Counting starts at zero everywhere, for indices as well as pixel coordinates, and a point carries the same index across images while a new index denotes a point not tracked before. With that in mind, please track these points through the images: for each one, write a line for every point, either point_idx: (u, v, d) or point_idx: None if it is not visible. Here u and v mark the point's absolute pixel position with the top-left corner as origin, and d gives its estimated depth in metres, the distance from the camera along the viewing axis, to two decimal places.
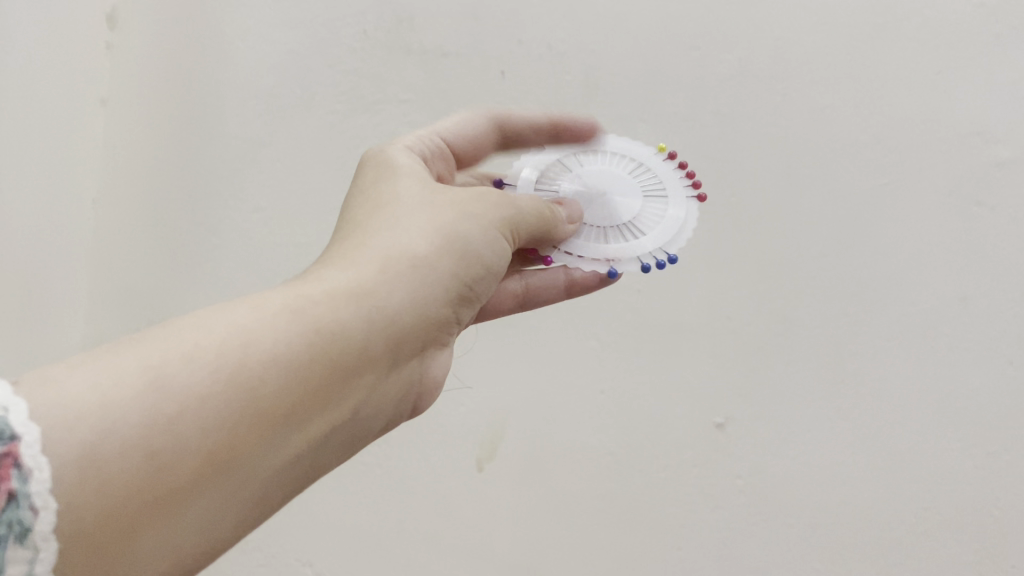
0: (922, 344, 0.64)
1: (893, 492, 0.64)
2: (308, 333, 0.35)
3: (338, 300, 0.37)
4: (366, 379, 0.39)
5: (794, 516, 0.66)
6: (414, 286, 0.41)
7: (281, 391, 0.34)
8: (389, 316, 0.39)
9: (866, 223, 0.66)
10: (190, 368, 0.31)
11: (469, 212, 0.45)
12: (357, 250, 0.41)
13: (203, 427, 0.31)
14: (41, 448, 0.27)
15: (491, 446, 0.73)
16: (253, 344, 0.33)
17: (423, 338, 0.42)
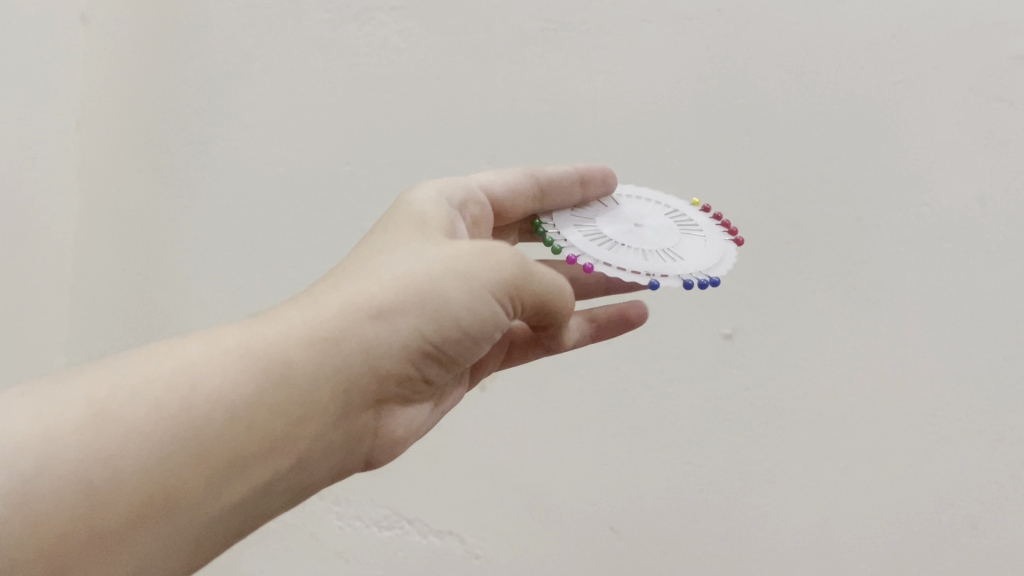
0: (927, 257, 0.61)
1: (879, 406, 0.64)
2: (252, 381, 0.36)
3: (296, 345, 0.37)
4: (314, 422, 0.38)
5: (791, 432, 0.66)
6: (380, 334, 0.38)
7: (213, 433, 0.35)
8: (343, 368, 0.38)
9: (875, 124, 0.62)
10: (134, 407, 0.34)
11: (462, 255, 0.41)
12: (335, 287, 0.40)
13: (133, 462, 0.33)
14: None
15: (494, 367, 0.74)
16: (195, 385, 0.35)
17: (389, 385, 0.41)
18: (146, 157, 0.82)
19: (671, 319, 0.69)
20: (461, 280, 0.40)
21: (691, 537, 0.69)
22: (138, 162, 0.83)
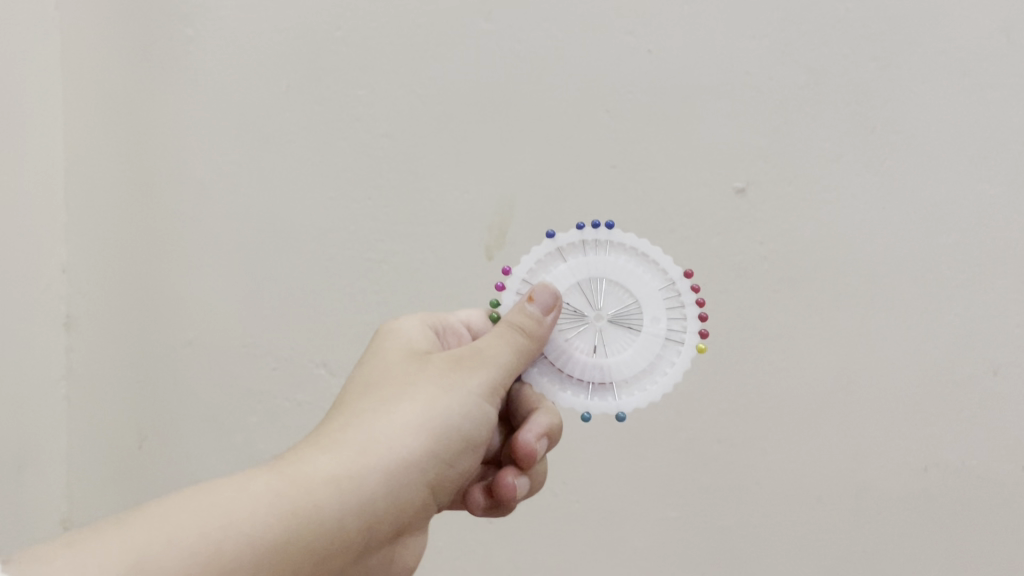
0: (944, 94, 0.60)
1: (904, 251, 0.62)
2: (284, 527, 0.37)
3: (321, 488, 0.39)
4: (327, 558, 0.39)
5: (807, 281, 0.64)
6: (391, 468, 0.41)
7: (244, 575, 0.35)
8: (356, 511, 0.40)
9: None
10: (171, 560, 0.34)
11: (455, 383, 0.45)
12: (346, 429, 0.42)
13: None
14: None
15: (500, 231, 0.69)
16: (229, 530, 0.35)
17: (395, 520, 0.43)
18: (132, 36, 0.73)
19: (681, 176, 0.65)
20: (452, 420, 0.44)
21: (715, 396, 0.66)
22: (120, 42, 0.73)
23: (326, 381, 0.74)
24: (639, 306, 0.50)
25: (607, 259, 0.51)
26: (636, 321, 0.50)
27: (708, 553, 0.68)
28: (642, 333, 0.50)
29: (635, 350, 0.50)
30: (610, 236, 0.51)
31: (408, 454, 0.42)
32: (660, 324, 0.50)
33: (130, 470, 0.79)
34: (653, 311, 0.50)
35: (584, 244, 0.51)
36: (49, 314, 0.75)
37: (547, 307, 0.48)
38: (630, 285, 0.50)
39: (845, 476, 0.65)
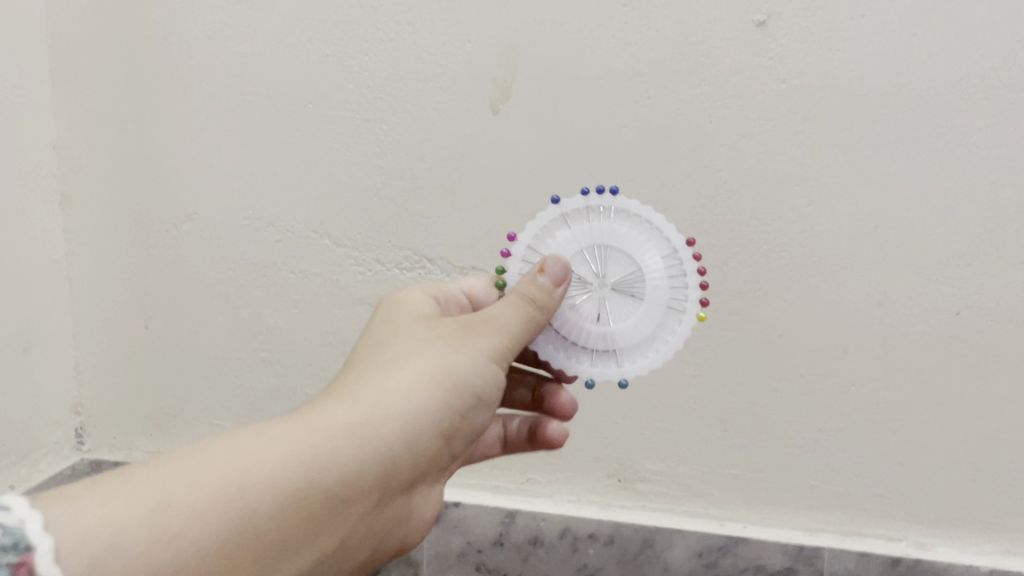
0: None
1: (946, 75, 0.57)
2: (309, 473, 0.34)
3: (339, 436, 0.36)
4: (343, 509, 0.36)
5: (837, 118, 0.59)
6: (408, 421, 0.39)
7: (270, 519, 0.33)
8: (375, 458, 0.37)
9: None
10: (195, 499, 0.31)
11: (468, 343, 0.41)
12: (361, 381, 0.39)
13: (202, 546, 0.31)
14: (54, 556, 0.28)
15: (504, 82, 0.64)
16: (253, 469, 0.33)
17: (412, 473, 0.40)
18: None
19: (701, 8, 0.60)
20: (469, 370, 0.41)
21: (736, 248, 0.63)
22: None
23: (331, 251, 0.70)
24: (642, 272, 0.49)
25: (612, 226, 0.50)
26: (640, 290, 0.49)
27: (728, 409, 0.66)
28: (645, 301, 0.49)
29: (637, 320, 0.49)
30: (614, 202, 0.51)
31: (426, 402, 0.39)
32: (663, 292, 0.49)
33: (139, 350, 0.78)
34: (656, 276, 0.49)
35: (589, 209, 0.50)
36: (42, 191, 0.73)
37: (558, 280, 0.44)
38: (635, 252, 0.50)
39: (871, 322, 0.62)
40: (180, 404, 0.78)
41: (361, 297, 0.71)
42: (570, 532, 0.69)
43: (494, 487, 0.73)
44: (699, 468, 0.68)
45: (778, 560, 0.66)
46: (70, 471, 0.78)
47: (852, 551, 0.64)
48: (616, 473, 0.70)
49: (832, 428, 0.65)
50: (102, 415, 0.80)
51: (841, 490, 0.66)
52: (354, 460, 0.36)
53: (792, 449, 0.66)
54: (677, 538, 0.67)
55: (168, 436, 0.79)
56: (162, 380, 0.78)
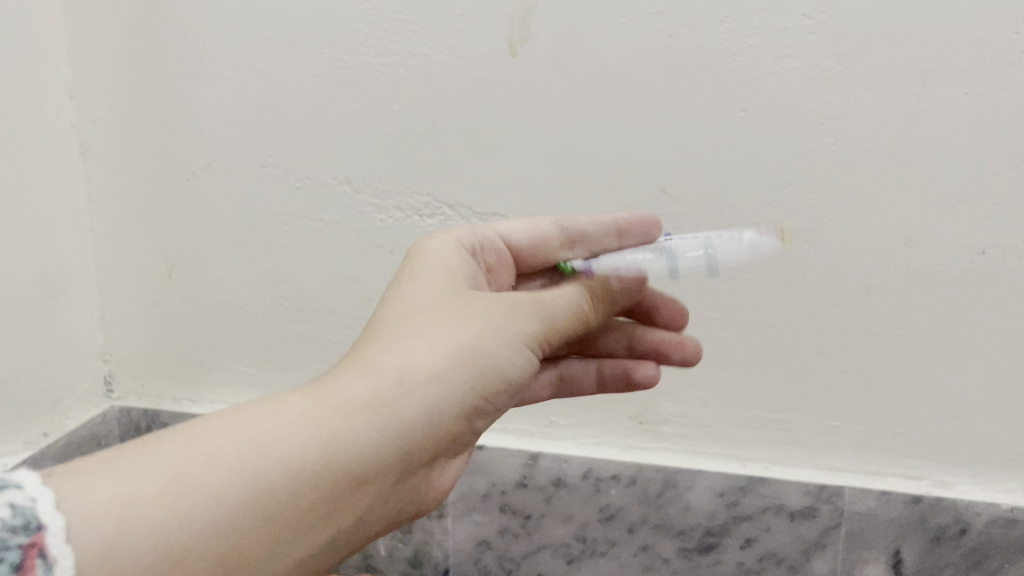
0: None
1: (978, 7, 0.55)
2: (324, 454, 0.34)
3: (356, 415, 0.35)
4: (370, 480, 0.36)
5: (864, 54, 0.58)
6: (432, 397, 0.38)
7: (283, 500, 0.33)
8: (398, 427, 0.36)
9: None
10: (208, 474, 0.32)
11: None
12: (381, 352, 0.38)
13: (213, 526, 0.31)
14: (66, 536, 0.28)
15: (522, 22, 0.63)
16: (265, 452, 0.33)
17: (435, 451, 0.39)
18: None
19: None
20: None
21: (760, 189, 0.62)
22: None
23: (351, 199, 0.70)
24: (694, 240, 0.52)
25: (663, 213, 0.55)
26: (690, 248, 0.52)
27: (751, 350, 0.66)
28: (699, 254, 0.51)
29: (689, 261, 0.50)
30: None
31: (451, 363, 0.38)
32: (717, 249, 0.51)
33: (163, 300, 0.78)
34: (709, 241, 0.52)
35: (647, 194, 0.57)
36: (61, 142, 0.73)
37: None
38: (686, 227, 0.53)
39: (895, 263, 0.61)
40: (207, 351, 0.79)
41: (382, 244, 0.71)
42: (592, 473, 0.70)
43: (516, 428, 0.73)
44: (721, 409, 0.68)
45: (799, 499, 0.66)
46: (101, 418, 0.79)
47: (873, 489, 0.65)
48: (636, 416, 0.70)
49: (855, 368, 0.65)
50: (130, 362, 0.81)
51: (863, 430, 0.66)
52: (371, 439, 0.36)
53: (814, 390, 0.66)
54: (699, 478, 0.68)
55: (195, 383, 0.80)
56: (187, 329, 0.79)
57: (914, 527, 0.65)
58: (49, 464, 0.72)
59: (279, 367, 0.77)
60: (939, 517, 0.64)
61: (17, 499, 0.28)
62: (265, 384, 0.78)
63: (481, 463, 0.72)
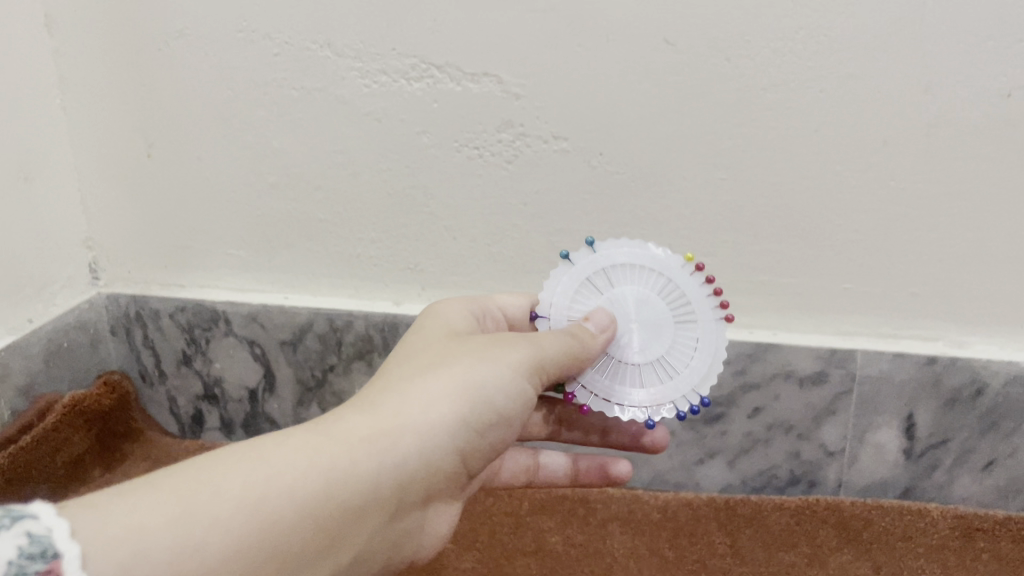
0: None
1: None
2: (324, 486, 0.36)
3: (359, 449, 0.38)
4: (361, 515, 0.38)
5: None
6: (424, 436, 0.41)
7: (284, 527, 0.34)
8: (395, 466, 0.40)
9: None
10: (223, 501, 0.33)
11: (487, 363, 0.45)
12: (385, 397, 0.42)
13: (224, 554, 0.32)
14: (82, 563, 0.29)
15: None
16: (274, 483, 0.35)
17: (418, 490, 0.42)
18: None
19: None
20: (484, 389, 0.44)
21: (770, 36, 0.57)
22: None
23: (333, 64, 0.66)
24: (665, 366, 0.52)
25: (681, 331, 0.52)
26: (660, 379, 0.52)
27: (760, 213, 0.63)
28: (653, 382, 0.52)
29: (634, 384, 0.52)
30: (703, 332, 0.52)
31: (447, 415, 0.42)
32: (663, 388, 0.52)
33: (143, 184, 0.75)
34: (668, 378, 0.52)
35: (690, 309, 0.53)
36: (22, 15, 0.68)
37: (603, 325, 0.51)
38: (676, 359, 0.52)
39: (916, 112, 0.57)
40: (192, 234, 0.75)
41: (368, 112, 0.67)
42: None
43: None
44: (728, 277, 0.65)
45: (808, 364, 0.64)
46: (88, 306, 0.77)
47: (887, 351, 0.62)
48: None
49: (869, 228, 0.61)
50: (115, 247, 0.78)
51: (877, 291, 0.63)
52: (366, 479, 0.38)
53: (826, 252, 0.63)
54: None
55: (183, 268, 0.77)
56: (170, 213, 0.75)
57: (927, 389, 0.63)
58: (35, 349, 0.70)
59: (267, 248, 0.74)
60: (955, 378, 0.62)
61: (36, 529, 0.29)
62: (255, 267, 0.75)
63: None
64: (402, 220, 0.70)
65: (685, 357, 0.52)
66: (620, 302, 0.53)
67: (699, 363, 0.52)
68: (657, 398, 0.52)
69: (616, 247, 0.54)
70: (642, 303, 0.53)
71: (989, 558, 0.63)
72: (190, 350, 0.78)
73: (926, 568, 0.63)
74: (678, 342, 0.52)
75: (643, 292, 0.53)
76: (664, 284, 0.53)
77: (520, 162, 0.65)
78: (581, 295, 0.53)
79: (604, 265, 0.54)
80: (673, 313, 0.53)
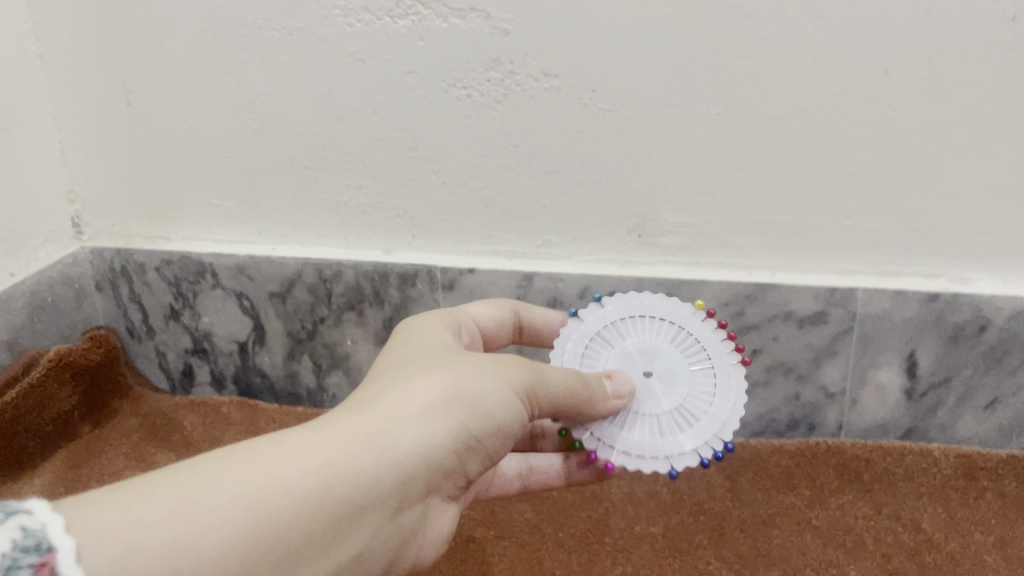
0: None
1: None
2: (324, 485, 0.34)
3: (358, 449, 0.36)
4: (361, 517, 0.36)
5: None
6: (424, 441, 0.39)
7: (283, 528, 0.33)
8: (394, 468, 0.37)
9: None
10: (218, 496, 0.32)
11: (488, 368, 0.42)
12: (383, 395, 0.39)
13: (219, 551, 0.31)
14: (76, 556, 0.28)
15: None
16: (271, 479, 0.33)
17: (423, 488, 0.40)
18: None
19: None
20: (485, 394, 0.41)
21: None
22: None
23: (315, 3, 0.63)
24: (683, 412, 0.50)
25: (696, 380, 0.51)
26: (679, 427, 0.50)
27: (759, 149, 0.60)
28: (672, 427, 0.50)
29: (653, 432, 0.50)
30: (718, 380, 0.51)
31: (447, 421, 0.39)
32: (684, 435, 0.50)
33: (123, 133, 0.73)
34: (688, 424, 0.50)
35: (705, 358, 0.52)
36: None
37: (619, 393, 0.49)
38: (694, 405, 0.51)
39: (922, 39, 0.55)
40: (177, 185, 0.73)
41: (352, 53, 0.64)
42: (589, 291, 0.67)
43: (507, 251, 0.69)
44: (725, 216, 0.63)
45: (809, 303, 0.63)
46: (72, 260, 0.76)
47: (888, 289, 0.61)
48: (636, 229, 0.66)
49: (870, 161, 0.59)
50: (97, 199, 0.76)
51: (879, 228, 0.61)
52: (370, 477, 0.36)
53: (826, 189, 0.61)
54: (702, 290, 0.65)
55: (167, 220, 0.75)
56: (153, 163, 0.73)
57: (931, 326, 0.62)
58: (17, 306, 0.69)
59: (253, 197, 0.72)
60: (957, 315, 0.61)
61: (30, 523, 0.28)
62: (240, 217, 0.73)
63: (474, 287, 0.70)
64: (389, 165, 0.68)
65: (703, 405, 0.51)
66: (633, 351, 0.52)
67: (718, 411, 0.51)
68: (676, 444, 0.50)
69: (626, 300, 0.54)
70: (655, 353, 0.52)
71: (992, 497, 0.62)
72: (177, 304, 0.77)
73: (928, 507, 0.62)
74: (694, 389, 0.51)
75: (654, 340, 0.52)
76: (676, 333, 0.53)
77: (510, 101, 0.63)
78: (594, 346, 0.52)
79: (614, 316, 0.54)
80: (686, 362, 0.52)
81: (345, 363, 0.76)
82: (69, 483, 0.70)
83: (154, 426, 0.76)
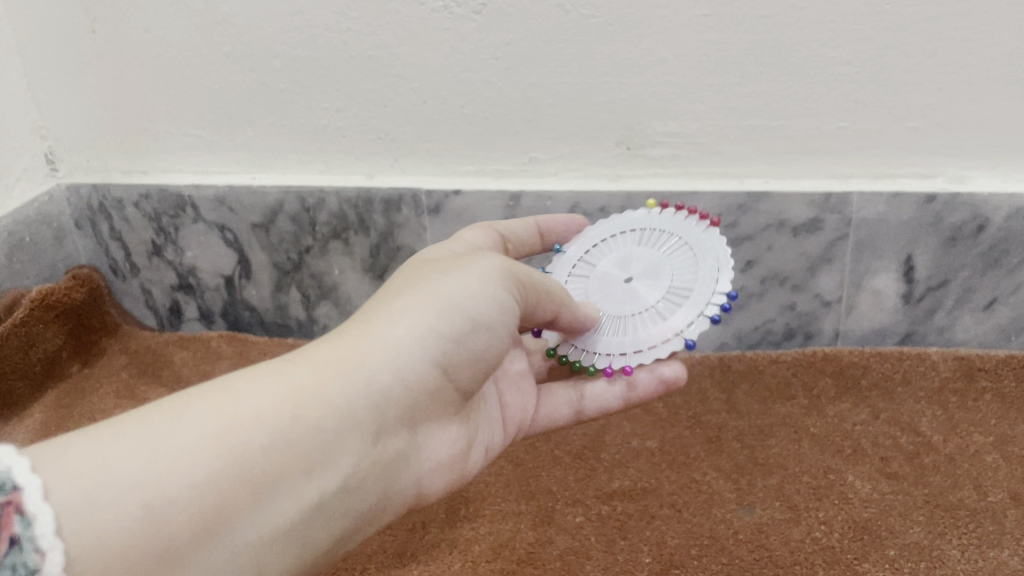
0: None
1: None
2: (298, 410, 0.33)
3: (331, 370, 0.34)
4: (346, 433, 0.34)
5: None
6: (404, 355, 0.36)
7: (257, 453, 0.31)
8: (374, 385, 0.35)
9: None
10: (188, 428, 0.30)
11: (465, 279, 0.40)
12: (357, 320, 0.37)
13: (190, 479, 0.29)
14: (43, 494, 0.26)
15: None
16: (242, 406, 0.32)
17: (410, 406, 0.37)
18: None
19: None
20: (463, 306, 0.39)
21: None
22: None
23: None
24: (673, 292, 0.48)
25: (678, 262, 0.49)
26: (673, 305, 0.48)
27: (748, 51, 0.58)
28: (666, 310, 0.48)
29: (650, 321, 0.48)
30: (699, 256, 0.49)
31: (425, 335, 0.37)
32: (680, 310, 0.47)
33: (90, 63, 0.70)
34: (681, 298, 0.47)
35: (683, 245, 0.50)
36: None
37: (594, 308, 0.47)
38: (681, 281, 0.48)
39: None
40: (150, 116, 0.71)
41: None
42: (578, 209, 0.66)
43: (494, 171, 0.67)
44: (715, 122, 0.61)
45: (803, 211, 0.62)
46: (46, 198, 0.74)
47: (883, 193, 0.60)
48: (624, 141, 0.64)
49: (864, 58, 0.57)
50: (68, 135, 0.74)
51: (874, 128, 0.59)
52: (352, 395, 0.34)
53: (817, 89, 0.59)
54: (693, 201, 0.63)
55: (142, 153, 0.73)
56: (123, 94, 0.71)
57: (928, 228, 0.61)
58: None
59: (228, 124, 0.70)
60: (955, 215, 0.60)
61: None
62: (216, 146, 0.71)
63: (461, 209, 0.68)
64: (366, 85, 0.65)
65: (688, 278, 0.48)
66: (609, 265, 0.51)
67: (707, 278, 0.48)
68: (665, 328, 0.47)
69: (599, 230, 0.54)
70: (632, 258, 0.51)
71: (991, 398, 0.62)
72: (159, 239, 0.75)
73: (927, 411, 0.61)
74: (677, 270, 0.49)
75: (632, 252, 0.51)
76: (653, 240, 0.51)
77: (489, 12, 0.60)
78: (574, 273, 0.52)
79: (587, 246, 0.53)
80: (668, 259, 0.50)
81: (333, 294, 0.75)
82: (59, 420, 0.69)
83: (142, 362, 0.75)
